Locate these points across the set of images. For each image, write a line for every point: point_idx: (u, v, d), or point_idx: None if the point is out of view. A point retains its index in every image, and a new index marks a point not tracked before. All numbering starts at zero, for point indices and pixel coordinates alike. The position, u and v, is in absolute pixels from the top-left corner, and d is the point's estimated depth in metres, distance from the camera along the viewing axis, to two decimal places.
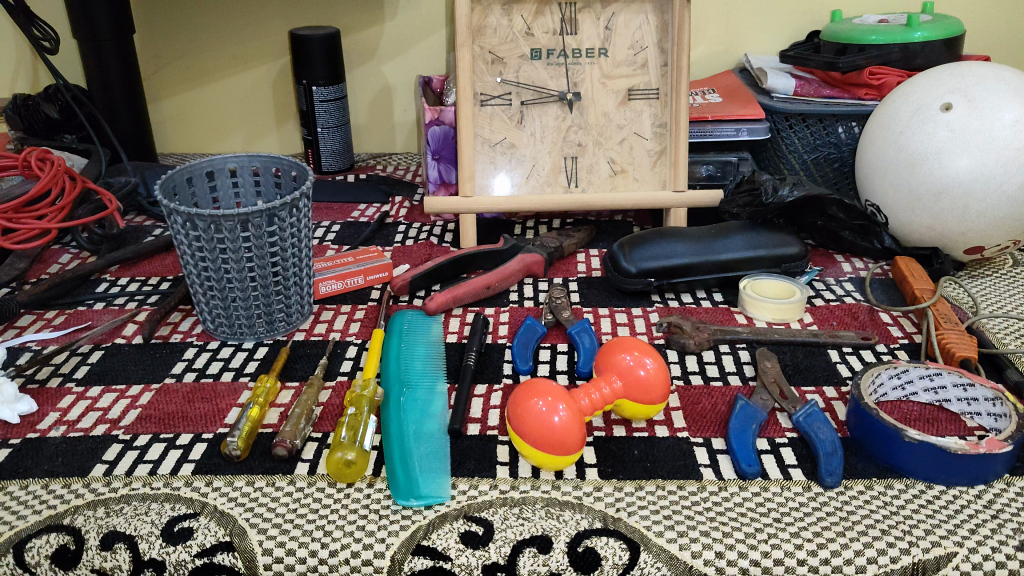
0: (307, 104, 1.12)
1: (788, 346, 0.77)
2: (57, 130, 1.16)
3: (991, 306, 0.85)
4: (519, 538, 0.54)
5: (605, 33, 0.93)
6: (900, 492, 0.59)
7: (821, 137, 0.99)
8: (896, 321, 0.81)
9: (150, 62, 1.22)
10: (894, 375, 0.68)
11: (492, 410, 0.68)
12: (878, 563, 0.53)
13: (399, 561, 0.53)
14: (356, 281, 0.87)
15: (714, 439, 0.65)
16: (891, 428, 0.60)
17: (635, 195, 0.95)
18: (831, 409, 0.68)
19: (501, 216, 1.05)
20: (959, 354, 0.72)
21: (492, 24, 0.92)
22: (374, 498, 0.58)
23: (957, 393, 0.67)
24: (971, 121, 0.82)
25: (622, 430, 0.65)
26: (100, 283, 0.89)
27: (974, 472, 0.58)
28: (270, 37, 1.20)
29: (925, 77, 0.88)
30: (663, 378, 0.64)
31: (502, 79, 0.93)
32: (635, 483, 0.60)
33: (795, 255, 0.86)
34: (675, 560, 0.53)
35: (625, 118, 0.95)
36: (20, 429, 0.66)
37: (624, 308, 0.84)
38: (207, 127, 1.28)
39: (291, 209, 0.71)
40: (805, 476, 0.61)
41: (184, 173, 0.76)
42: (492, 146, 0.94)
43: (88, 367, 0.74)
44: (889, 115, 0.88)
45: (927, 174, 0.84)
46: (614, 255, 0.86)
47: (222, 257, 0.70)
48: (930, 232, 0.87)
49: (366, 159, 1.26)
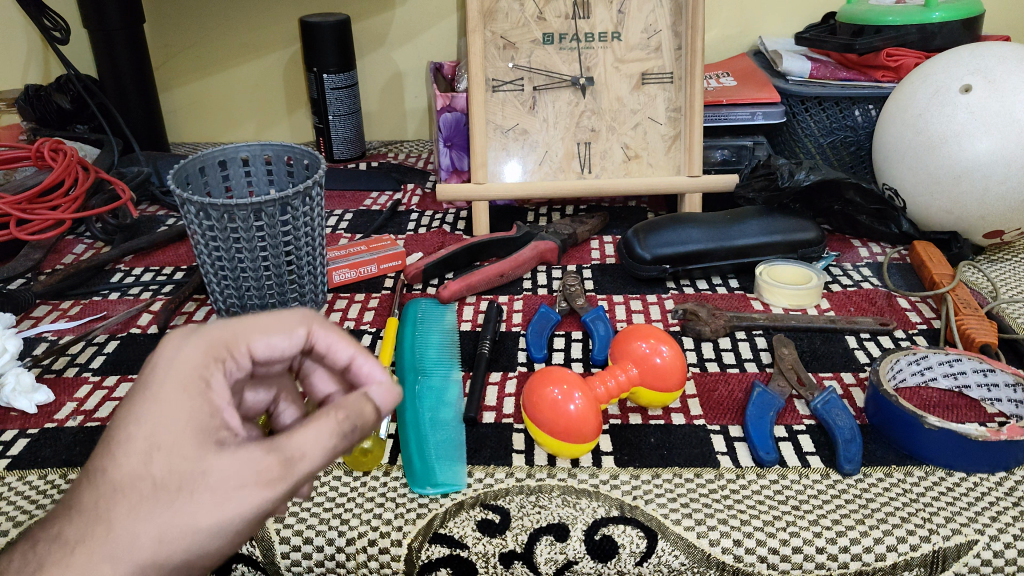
0: (318, 92, 1.11)
1: (805, 332, 0.76)
2: (69, 121, 1.16)
3: (1011, 290, 0.84)
4: (535, 526, 0.54)
5: (618, 17, 0.92)
6: (920, 479, 0.58)
7: (838, 120, 0.98)
8: (914, 307, 0.80)
9: (160, 52, 1.22)
10: (913, 361, 0.67)
11: (507, 398, 0.67)
12: (898, 550, 0.52)
13: (416, 550, 0.53)
14: (370, 270, 0.86)
15: (731, 427, 0.64)
16: (911, 414, 0.59)
17: (649, 180, 0.94)
18: (849, 395, 0.68)
19: (513, 203, 1.04)
20: (979, 340, 0.71)
21: (505, 9, 0.91)
22: (391, 486, 0.58)
23: (977, 378, 0.66)
24: (991, 102, 0.80)
25: (638, 417, 0.65)
26: (115, 273, 0.89)
27: (996, 458, 0.58)
28: (280, 26, 1.20)
29: (944, 57, 0.86)
30: (679, 365, 0.63)
31: (513, 64, 0.92)
32: (652, 470, 0.59)
33: (812, 240, 0.85)
34: (693, 548, 0.53)
35: (639, 103, 0.94)
36: (38, 419, 0.66)
37: (638, 295, 0.84)
38: (218, 115, 1.28)
39: (304, 197, 0.71)
40: (824, 463, 0.60)
41: (196, 163, 0.76)
42: (504, 132, 0.94)
43: (104, 357, 0.74)
44: (907, 97, 0.87)
45: (946, 157, 0.82)
46: (628, 242, 0.86)
47: (236, 247, 0.70)
48: (949, 216, 0.86)
49: (376, 147, 1.25)
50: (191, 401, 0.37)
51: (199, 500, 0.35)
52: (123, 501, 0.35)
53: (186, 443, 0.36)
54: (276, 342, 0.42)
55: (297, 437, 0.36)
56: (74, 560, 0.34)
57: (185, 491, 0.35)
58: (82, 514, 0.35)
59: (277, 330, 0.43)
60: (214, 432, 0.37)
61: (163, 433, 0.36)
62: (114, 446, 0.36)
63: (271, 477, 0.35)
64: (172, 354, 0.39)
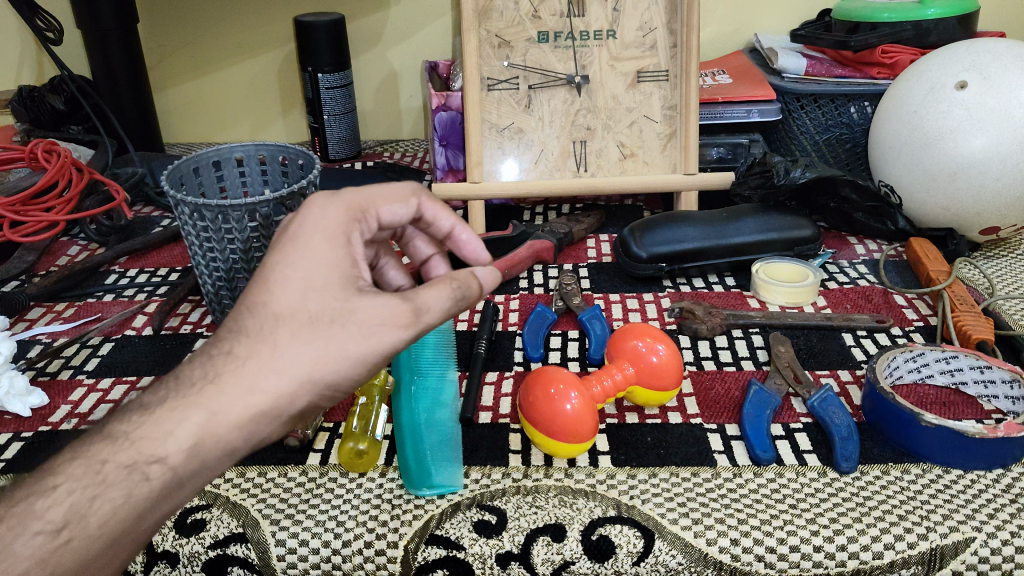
0: (313, 92, 1.11)
1: (801, 330, 0.76)
2: (63, 121, 1.15)
3: (1007, 287, 0.84)
4: (532, 526, 0.54)
5: (613, 15, 0.92)
6: (918, 477, 0.58)
7: (834, 117, 0.98)
8: (911, 304, 0.80)
9: (154, 52, 1.21)
10: (910, 359, 0.67)
11: (504, 397, 0.67)
12: (895, 549, 0.52)
13: (412, 551, 0.53)
14: None
15: (728, 426, 0.64)
16: (908, 412, 0.59)
17: (645, 178, 0.94)
18: (846, 393, 0.68)
19: (509, 203, 1.04)
20: (976, 337, 0.71)
21: (499, 7, 0.91)
22: (387, 488, 0.58)
23: (974, 375, 0.66)
24: (987, 99, 0.80)
25: (634, 417, 0.65)
26: (109, 274, 0.89)
27: (993, 455, 0.58)
28: (275, 26, 1.19)
29: (939, 54, 0.86)
30: (676, 364, 0.63)
31: (509, 63, 0.92)
32: (649, 470, 0.59)
33: (808, 238, 0.85)
34: (690, 547, 0.53)
35: (634, 101, 0.94)
36: (32, 422, 0.66)
37: (634, 294, 0.84)
38: (213, 115, 1.27)
39: (299, 197, 0.70)
40: (821, 462, 0.60)
41: (190, 163, 0.75)
42: (499, 131, 0.93)
43: (98, 359, 0.74)
44: (903, 94, 0.87)
45: (942, 154, 0.82)
46: (624, 240, 0.86)
47: (230, 248, 0.70)
48: (945, 213, 0.86)
49: (372, 147, 1.25)
50: (335, 254, 0.45)
51: (349, 330, 0.43)
52: (282, 326, 0.43)
53: (335, 286, 0.44)
54: (393, 212, 0.51)
55: (427, 292, 0.46)
56: (246, 372, 0.43)
57: (335, 324, 0.43)
58: (248, 336, 0.43)
59: (395, 197, 0.51)
60: (355, 280, 0.45)
61: (317, 275, 0.44)
62: (272, 284, 0.44)
63: (407, 321, 0.44)
64: (317, 214, 0.47)
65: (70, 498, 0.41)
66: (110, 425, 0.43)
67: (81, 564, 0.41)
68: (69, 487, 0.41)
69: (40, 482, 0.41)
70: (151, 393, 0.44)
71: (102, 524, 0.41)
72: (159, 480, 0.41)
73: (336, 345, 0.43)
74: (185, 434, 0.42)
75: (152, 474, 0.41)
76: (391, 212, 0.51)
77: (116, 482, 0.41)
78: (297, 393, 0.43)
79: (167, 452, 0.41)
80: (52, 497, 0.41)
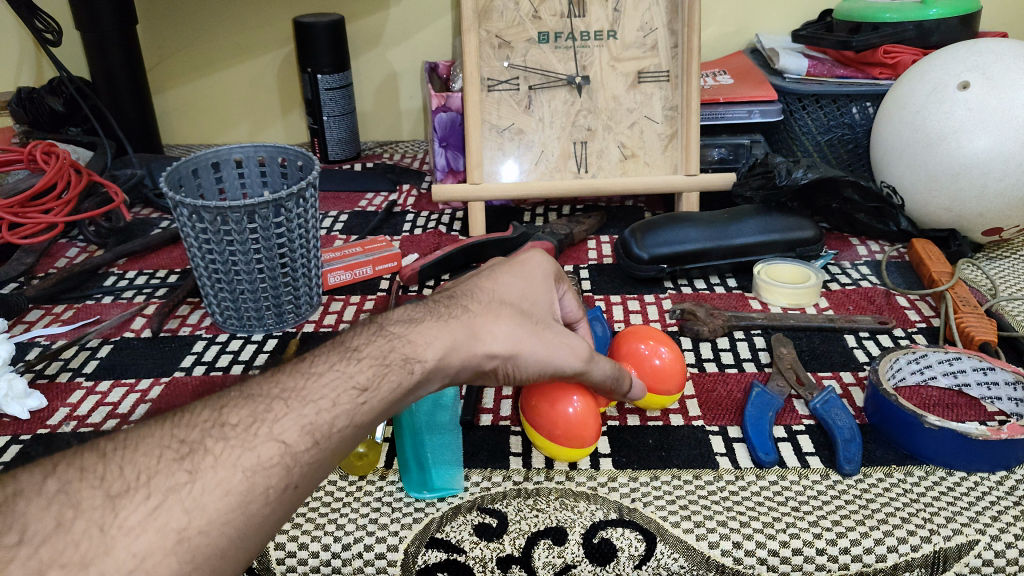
0: (313, 93, 1.11)
1: (803, 331, 0.76)
2: (62, 123, 1.15)
3: (1010, 288, 0.83)
4: (533, 530, 0.54)
5: (614, 16, 0.91)
6: (920, 479, 0.58)
7: (835, 117, 0.98)
8: (913, 305, 0.80)
9: (153, 53, 1.21)
10: (912, 360, 0.66)
11: (505, 400, 0.67)
12: (898, 552, 0.52)
13: (413, 555, 0.52)
14: (365, 272, 0.86)
15: (730, 428, 0.64)
16: (911, 414, 0.58)
17: (646, 179, 0.94)
18: (848, 395, 0.67)
19: (509, 203, 1.04)
20: (979, 338, 0.70)
21: (499, 7, 0.90)
22: (387, 491, 0.57)
23: (977, 376, 0.65)
24: (989, 98, 0.80)
25: (636, 419, 0.65)
26: (108, 276, 0.89)
27: (996, 457, 0.57)
28: (274, 26, 1.19)
29: (941, 54, 0.86)
30: (679, 368, 0.63)
31: (509, 64, 0.92)
32: (650, 473, 0.59)
33: (810, 239, 0.85)
34: (692, 551, 0.52)
35: (635, 101, 0.93)
36: (30, 425, 0.65)
37: (636, 295, 0.83)
38: (213, 118, 1.27)
39: (298, 199, 0.70)
40: (823, 463, 0.60)
41: (189, 165, 0.75)
42: (500, 132, 0.93)
43: (97, 362, 0.74)
44: (905, 94, 0.86)
45: (945, 154, 0.82)
46: (625, 242, 0.85)
47: (229, 249, 0.70)
48: (948, 213, 0.86)
49: (371, 148, 1.25)
50: (548, 286, 0.55)
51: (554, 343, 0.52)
52: (504, 307, 0.51)
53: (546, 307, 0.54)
54: (564, 303, 0.59)
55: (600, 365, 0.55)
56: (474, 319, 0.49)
57: (543, 328, 0.52)
58: (481, 301, 0.51)
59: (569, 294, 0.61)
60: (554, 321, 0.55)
61: (533, 294, 0.53)
62: (498, 282, 0.53)
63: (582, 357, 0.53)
64: (542, 256, 0.57)
65: (369, 369, 0.44)
66: (387, 327, 0.47)
67: (363, 430, 0.43)
68: (370, 362, 0.44)
69: (342, 352, 0.45)
70: (413, 312, 0.49)
71: (385, 400, 0.43)
72: (420, 377, 0.45)
73: (539, 345, 0.51)
74: (439, 346, 0.46)
75: (416, 370, 0.45)
76: (566, 300, 0.58)
77: (394, 367, 0.44)
78: (497, 360, 0.49)
79: (427, 355, 0.46)
80: (355, 366, 0.44)
